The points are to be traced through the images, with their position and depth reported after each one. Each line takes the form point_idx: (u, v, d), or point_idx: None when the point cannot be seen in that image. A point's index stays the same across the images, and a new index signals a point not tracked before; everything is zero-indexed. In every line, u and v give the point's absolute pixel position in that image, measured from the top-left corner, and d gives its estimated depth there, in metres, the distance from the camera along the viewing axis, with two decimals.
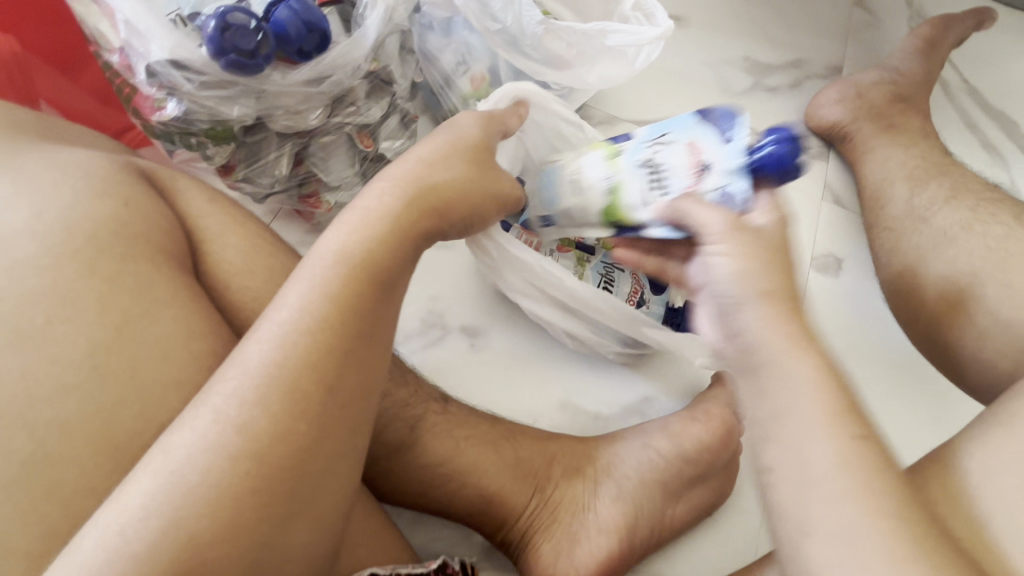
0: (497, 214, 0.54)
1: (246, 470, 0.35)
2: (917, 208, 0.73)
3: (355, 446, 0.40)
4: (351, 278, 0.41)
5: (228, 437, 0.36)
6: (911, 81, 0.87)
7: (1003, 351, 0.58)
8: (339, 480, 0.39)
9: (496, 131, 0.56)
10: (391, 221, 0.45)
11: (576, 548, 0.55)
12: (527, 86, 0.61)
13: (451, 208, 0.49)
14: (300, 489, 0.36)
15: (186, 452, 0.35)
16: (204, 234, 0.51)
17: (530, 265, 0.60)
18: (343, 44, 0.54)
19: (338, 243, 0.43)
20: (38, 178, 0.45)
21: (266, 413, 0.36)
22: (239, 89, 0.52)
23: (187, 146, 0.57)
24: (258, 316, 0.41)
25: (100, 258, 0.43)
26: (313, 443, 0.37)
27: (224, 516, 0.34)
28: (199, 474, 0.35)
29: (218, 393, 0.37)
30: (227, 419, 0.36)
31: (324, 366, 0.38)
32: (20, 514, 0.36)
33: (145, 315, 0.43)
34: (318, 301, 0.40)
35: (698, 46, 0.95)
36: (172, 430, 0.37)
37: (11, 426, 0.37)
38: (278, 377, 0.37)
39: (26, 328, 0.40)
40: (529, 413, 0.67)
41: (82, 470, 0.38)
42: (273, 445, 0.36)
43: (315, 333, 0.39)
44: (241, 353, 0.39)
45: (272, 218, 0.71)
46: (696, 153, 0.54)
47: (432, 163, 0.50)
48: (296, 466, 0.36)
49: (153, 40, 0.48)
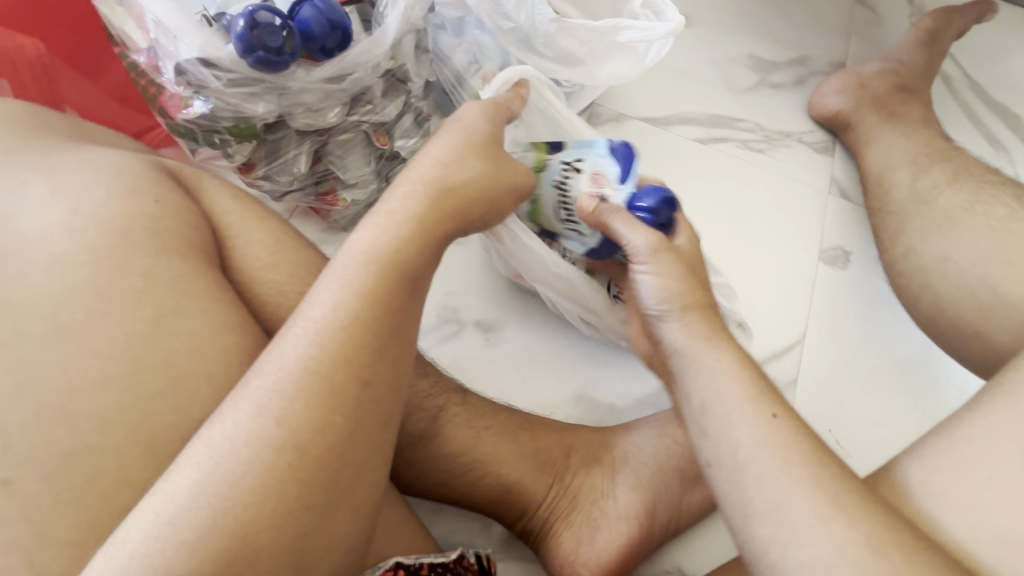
0: (513, 205, 0.55)
1: (287, 462, 0.36)
2: (920, 192, 0.74)
3: (387, 436, 0.41)
4: (379, 272, 0.42)
5: (269, 430, 0.37)
6: (912, 72, 0.88)
7: (1011, 330, 0.58)
8: (375, 469, 0.40)
9: (501, 119, 0.57)
10: (417, 220, 0.46)
11: (597, 535, 0.56)
12: (528, 68, 0.62)
13: (472, 207, 0.50)
14: (340, 478, 0.38)
15: (228, 443, 0.36)
16: (229, 230, 0.52)
17: (540, 254, 0.61)
18: (365, 42, 0.55)
19: (367, 243, 0.44)
20: (72, 177, 0.47)
21: (306, 406, 0.37)
22: (264, 86, 0.53)
23: (210, 144, 0.58)
24: (294, 312, 0.42)
25: (134, 254, 0.44)
26: (350, 434, 0.38)
27: (269, 505, 0.35)
28: (240, 465, 0.36)
29: (257, 386, 0.38)
30: (268, 412, 0.37)
31: (359, 360, 0.39)
32: (64, 503, 0.37)
33: (177, 308, 0.44)
34: (350, 296, 0.41)
35: (703, 44, 0.96)
36: (213, 421, 0.38)
37: (54, 418, 0.38)
38: (316, 370, 0.38)
39: (64, 323, 0.41)
40: (544, 405, 0.68)
41: (123, 460, 0.39)
42: (312, 436, 0.37)
43: (348, 328, 0.40)
44: (276, 350, 0.40)
45: (289, 215, 0.72)
46: (598, 184, 0.58)
47: (448, 164, 0.50)
48: (336, 457, 0.37)
49: (183, 38, 0.50)
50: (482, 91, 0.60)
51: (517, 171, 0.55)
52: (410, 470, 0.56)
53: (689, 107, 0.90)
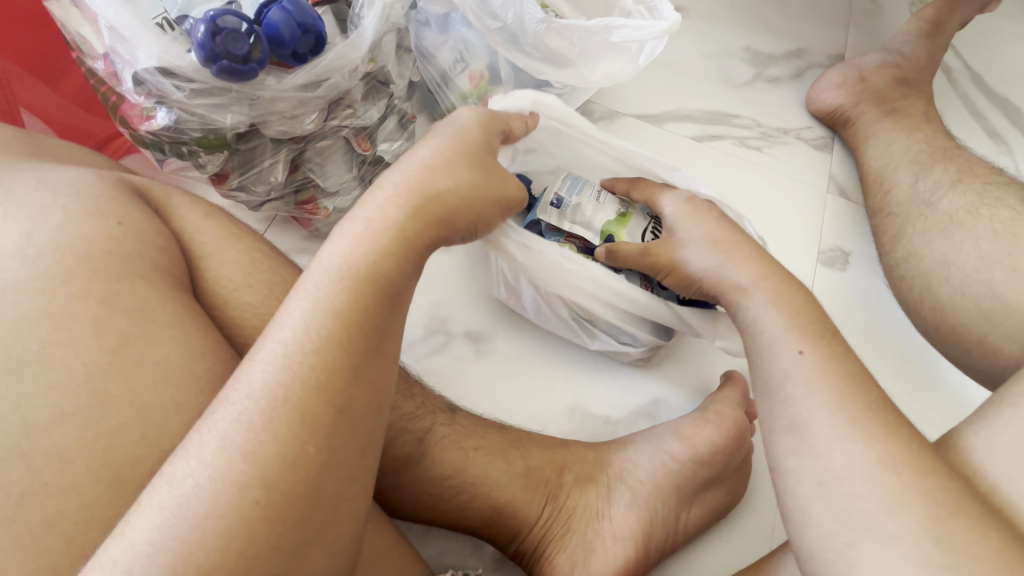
0: (501, 218, 0.53)
1: (255, 498, 0.33)
2: (922, 193, 0.72)
3: (364, 462, 0.38)
4: (354, 293, 0.39)
5: (236, 465, 0.34)
6: (914, 64, 0.86)
7: (1011, 337, 0.57)
8: (352, 501, 0.37)
9: (497, 129, 0.55)
10: (397, 230, 0.43)
11: (592, 557, 0.54)
12: (547, 99, 0.60)
13: (457, 218, 0.47)
14: (315, 513, 0.35)
15: (191, 481, 0.34)
16: (202, 249, 0.49)
17: (554, 261, 0.59)
18: (340, 45, 0.52)
19: (342, 256, 0.41)
20: (30, 197, 0.44)
21: (274, 438, 0.35)
22: (232, 95, 0.50)
23: (179, 156, 0.54)
24: (259, 336, 0.39)
25: (95, 280, 0.42)
26: (325, 463, 0.36)
27: (236, 547, 0.32)
28: (206, 506, 0.33)
29: (222, 419, 0.35)
30: (233, 445, 0.34)
31: (333, 386, 0.37)
32: (20, 550, 0.34)
33: (144, 336, 0.41)
34: (322, 317, 0.38)
35: (697, 37, 0.93)
36: (175, 458, 0.35)
37: (9, 458, 0.36)
38: (284, 401, 0.36)
39: (19, 356, 0.38)
40: (538, 419, 0.66)
41: (85, 498, 0.36)
42: (282, 469, 0.34)
43: (323, 352, 0.37)
44: (243, 375, 0.37)
45: (267, 226, 0.68)
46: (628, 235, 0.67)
47: (436, 168, 0.47)
48: (310, 490, 0.35)
49: (140, 46, 0.47)
50: (493, 101, 0.60)
51: (505, 181, 0.52)
52: (396, 495, 0.54)
53: (684, 103, 0.87)
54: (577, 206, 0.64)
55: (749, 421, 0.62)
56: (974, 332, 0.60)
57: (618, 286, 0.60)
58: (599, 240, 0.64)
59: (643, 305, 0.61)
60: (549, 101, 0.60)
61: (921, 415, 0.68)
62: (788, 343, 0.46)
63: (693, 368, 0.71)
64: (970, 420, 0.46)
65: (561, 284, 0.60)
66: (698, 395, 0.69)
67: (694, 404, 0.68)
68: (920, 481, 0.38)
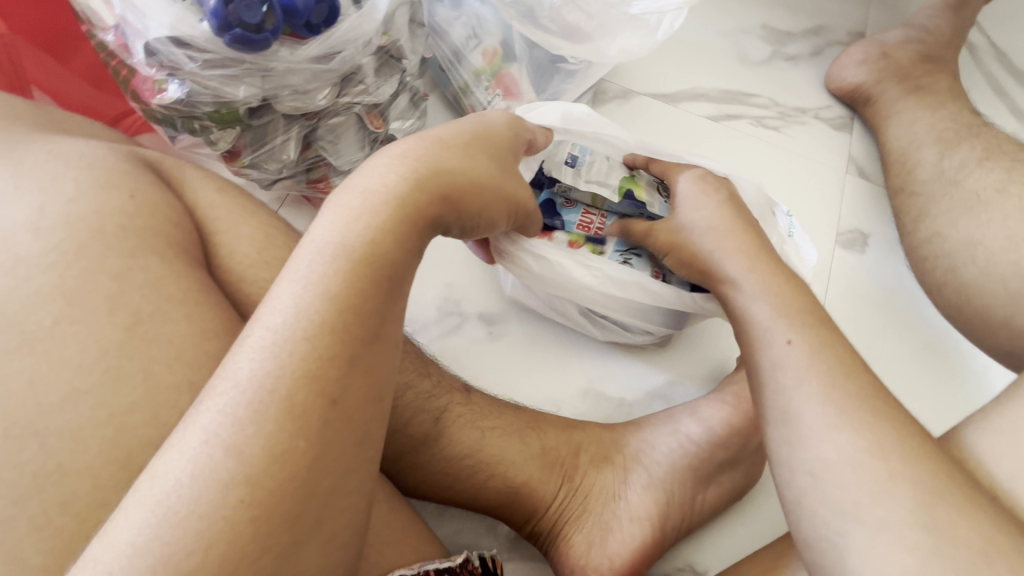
0: (504, 223, 0.51)
1: (239, 497, 0.31)
2: (948, 171, 0.70)
3: (365, 455, 0.36)
4: (351, 274, 0.37)
5: (219, 460, 0.32)
6: (939, 39, 0.83)
7: None
8: (349, 495, 0.35)
9: (523, 140, 0.53)
10: (396, 202, 0.40)
11: (609, 537, 0.54)
12: (575, 109, 0.60)
13: (466, 202, 0.45)
14: (306, 511, 0.33)
15: (173, 478, 0.32)
16: (215, 226, 0.49)
17: (567, 270, 0.60)
18: (353, 16, 0.51)
19: (337, 233, 0.39)
20: (41, 172, 0.43)
21: (262, 433, 0.32)
22: (244, 67, 0.49)
23: (191, 131, 0.54)
24: (248, 322, 0.37)
25: (108, 254, 0.41)
26: (315, 460, 0.33)
27: (218, 550, 0.30)
28: (188, 505, 0.31)
29: (209, 410, 0.33)
30: (217, 440, 0.32)
31: (326, 376, 0.34)
32: (35, 529, 0.33)
33: (157, 314, 0.41)
34: (313, 302, 0.36)
35: (713, 14, 0.90)
36: (162, 452, 0.33)
37: (23, 435, 0.35)
38: (273, 391, 0.33)
39: (32, 332, 0.38)
40: (551, 401, 0.65)
41: (98, 479, 0.36)
42: (268, 466, 0.32)
43: (311, 338, 0.35)
44: (230, 364, 0.35)
45: (279, 205, 0.67)
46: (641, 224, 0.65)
47: (449, 146, 0.45)
48: (301, 488, 0.32)
49: (152, 16, 0.46)
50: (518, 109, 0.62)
51: (516, 188, 0.50)
52: (411, 473, 0.54)
53: (700, 82, 0.85)
54: (591, 164, 0.64)
55: None
56: (999, 314, 0.59)
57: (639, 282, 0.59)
58: (617, 198, 0.63)
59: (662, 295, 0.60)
60: (578, 111, 0.61)
61: (927, 408, 0.65)
62: (777, 332, 0.43)
63: (705, 354, 0.69)
64: (999, 398, 0.45)
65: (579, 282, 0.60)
66: (711, 381, 0.68)
67: (705, 391, 0.67)
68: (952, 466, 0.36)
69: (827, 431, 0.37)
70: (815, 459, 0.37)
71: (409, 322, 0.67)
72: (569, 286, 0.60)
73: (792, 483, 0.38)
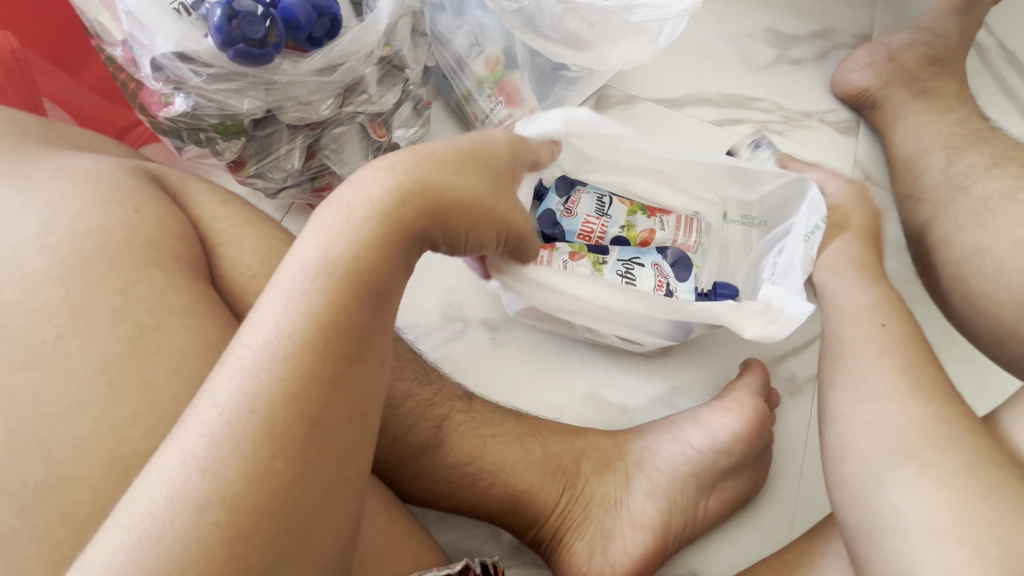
0: (497, 241, 0.50)
1: (214, 519, 0.32)
2: (954, 177, 0.69)
3: (348, 473, 0.36)
4: (334, 290, 0.37)
5: (193, 482, 0.32)
6: (946, 42, 0.82)
7: None
8: (335, 513, 0.36)
9: (523, 159, 0.54)
10: (381, 218, 0.41)
11: (611, 544, 0.54)
12: (577, 113, 0.59)
13: (451, 218, 0.44)
14: (286, 530, 0.33)
15: (151, 500, 0.32)
16: (219, 237, 0.50)
17: (556, 286, 0.57)
18: (355, 28, 0.52)
19: (320, 250, 0.39)
20: (48, 187, 0.44)
21: (236, 454, 0.33)
22: (249, 80, 0.50)
23: (197, 142, 0.55)
24: (230, 340, 0.37)
25: (112, 268, 0.42)
26: (292, 483, 0.33)
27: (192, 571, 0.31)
28: (163, 527, 0.31)
29: (188, 431, 0.34)
30: (194, 463, 0.33)
31: (306, 396, 0.35)
32: (38, 539, 0.35)
33: (160, 326, 0.41)
34: (296, 320, 0.36)
35: (716, 18, 0.90)
36: (143, 474, 0.34)
37: (29, 445, 0.36)
38: (251, 411, 0.34)
39: (39, 345, 0.39)
40: (554, 407, 0.65)
41: (102, 487, 0.37)
42: (245, 488, 0.32)
43: (291, 357, 0.35)
44: (210, 384, 0.35)
45: (284, 214, 0.68)
46: (652, 236, 0.70)
47: (441, 161, 0.45)
48: (278, 507, 0.33)
49: (158, 31, 0.47)
50: (518, 126, 0.59)
51: (511, 211, 0.50)
52: (413, 482, 0.54)
53: (704, 86, 0.85)
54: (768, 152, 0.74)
55: (769, 411, 0.60)
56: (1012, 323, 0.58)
57: (636, 297, 0.57)
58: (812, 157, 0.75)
59: (666, 306, 0.58)
60: (579, 116, 0.60)
61: None
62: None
63: (710, 359, 0.69)
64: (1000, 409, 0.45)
65: (586, 308, 0.59)
66: (716, 388, 0.68)
67: (709, 398, 0.67)
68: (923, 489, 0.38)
69: None
70: None
71: (412, 328, 0.68)
72: (565, 299, 0.58)
73: None
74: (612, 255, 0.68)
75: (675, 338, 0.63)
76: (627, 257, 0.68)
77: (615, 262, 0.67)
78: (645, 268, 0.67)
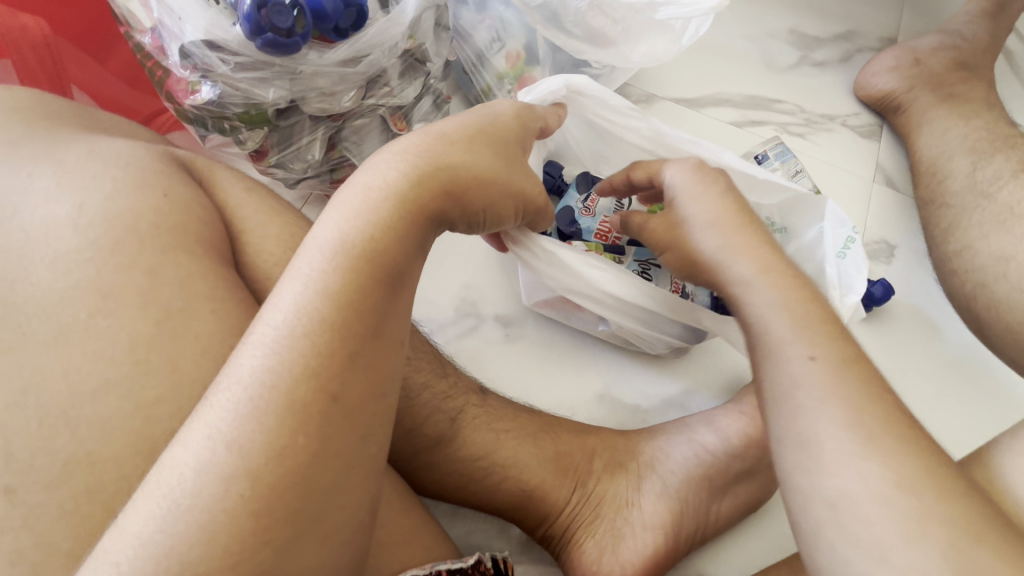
0: (514, 218, 0.50)
1: (240, 491, 0.32)
2: (980, 183, 0.70)
3: (366, 451, 0.36)
4: (351, 270, 0.38)
5: (220, 456, 0.33)
6: (975, 47, 0.81)
7: None
8: (350, 493, 0.35)
9: (532, 126, 0.53)
10: (396, 199, 0.41)
11: (622, 545, 0.54)
12: (577, 79, 0.60)
13: (469, 198, 0.44)
14: (310, 507, 0.33)
15: (178, 473, 0.33)
16: (243, 224, 0.50)
17: (579, 274, 0.57)
18: (380, 21, 0.52)
19: (338, 231, 0.39)
20: (80, 170, 0.45)
21: (262, 428, 0.33)
22: (274, 70, 0.51)
23: (220, 131, 0.55)
24: (253, 319, 0.38)
25: (141, 251, 0.42)
26: (316, 456, 0.34)
27: (219, 542, 0.31)
28: (190, 497, 0.32)
29: (214, 406, 0.34)
30: (220, 436, 0.33)
31: (326, 373, 0.35)
32: (63, 516, 0.35)
33: (185, 310, 0.42)
34: (314, 299, 0.37)
35: (740, 18, 0.89)
36: (171, 448, 0.34)
37: (57, 423, 0.37)
38: (273, 386, 0.34)
39: (68, 325, 0.39)
40: (565, 405, 0.65)
41: (126, 467, 0.37)
42: (268, 460, 0.33)
43: (312, 335, 0.36)
44: (234, 360, 0.36)
45: (303, 203, 0.67)
46: None
47: (452, 141, 0.45)
48: (300, 484, 0.33)
49: (188, 19, 0.48)
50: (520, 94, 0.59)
51: (525, 181, 0.50)
52: (427, 471, 0.54)
53: (724, 87, 0.84)
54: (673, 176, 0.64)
55: None
56: None
57: (653, 293, 0.58)
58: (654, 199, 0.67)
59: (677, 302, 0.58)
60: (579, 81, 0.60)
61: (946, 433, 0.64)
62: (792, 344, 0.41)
63: (721, 362, 0.69)
64: None
65: (603, 299, 0.59)
66: (727, 392, 0.67)
67: (722, 401, 0.67)
68: (955, 488, 0.35)
69: (844, 455, 0.36)
70: (829, 488, 0.36)
71: (425, 321, 0.68)
72: (585, 288, 0.58)
73: (807, 503, 0.37)
74: (628, 255, 0.68)
75: (685, 335, 0.63)
76: (643, 257, 0.68)
77: (630, 263, 0.67)
78: (661, 269, 0.67)
